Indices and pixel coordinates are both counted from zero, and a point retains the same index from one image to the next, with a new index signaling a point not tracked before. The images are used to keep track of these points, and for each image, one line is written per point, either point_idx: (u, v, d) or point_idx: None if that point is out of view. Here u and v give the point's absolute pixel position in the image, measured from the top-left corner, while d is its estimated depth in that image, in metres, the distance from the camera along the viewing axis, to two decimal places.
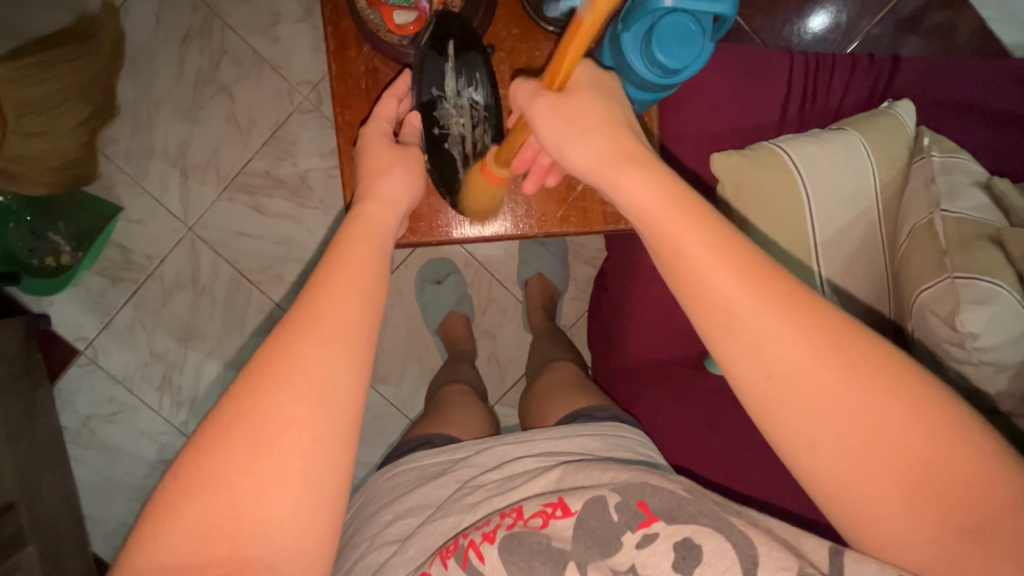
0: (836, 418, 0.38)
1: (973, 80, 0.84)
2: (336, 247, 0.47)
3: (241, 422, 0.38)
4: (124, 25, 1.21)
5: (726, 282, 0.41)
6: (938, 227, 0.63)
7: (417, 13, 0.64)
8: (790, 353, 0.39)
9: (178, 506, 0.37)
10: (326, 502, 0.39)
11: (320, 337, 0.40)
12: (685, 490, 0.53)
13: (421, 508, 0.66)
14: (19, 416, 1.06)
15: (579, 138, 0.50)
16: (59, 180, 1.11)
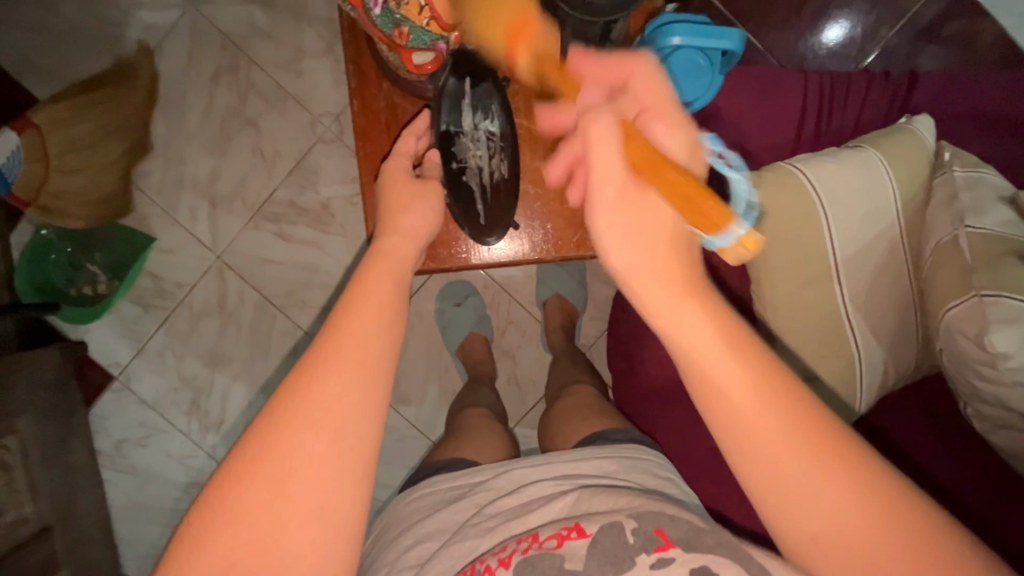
0: (821, 512, 0.38)
1: (995, 92, 0.83)
2: (356, 281, 0.48)
3: (262, 456, 0.39)
4: (158, 66, 1.27)
5: (705, 341, 0.42)
6: (963, 245, 0.62)
7: (434, 53, 0.61)
8: (776, 438, 0.39)
9: (202, 541, 0.38)
10: (339, 542, 0.40)
11: (336, 373, 0.41)
12: (702, 520, 0.54)
13: (439, 532, 0.65)
14: (57, 441, 1.10)
15: (614, 236, 0.49)
16: (98, 214, 1.21)
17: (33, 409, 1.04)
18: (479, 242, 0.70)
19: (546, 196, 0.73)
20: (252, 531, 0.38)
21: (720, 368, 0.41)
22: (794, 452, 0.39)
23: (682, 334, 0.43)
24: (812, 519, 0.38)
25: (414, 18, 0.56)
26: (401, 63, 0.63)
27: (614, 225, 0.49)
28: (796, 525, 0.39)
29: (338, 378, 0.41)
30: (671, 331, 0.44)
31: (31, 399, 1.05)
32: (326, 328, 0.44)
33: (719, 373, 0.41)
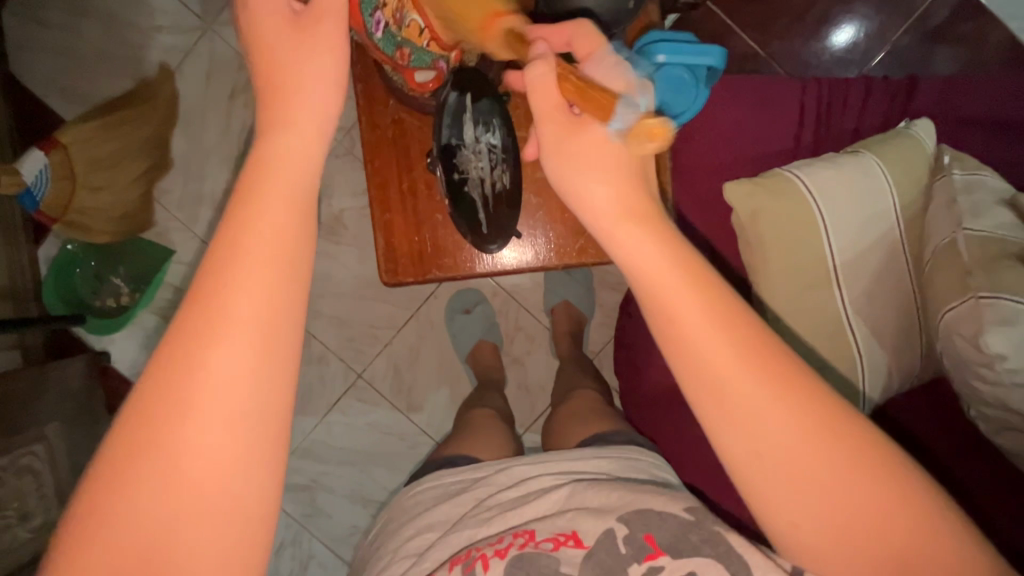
0: (771, 442, 0.40)
1: (996, 95, 0.83)
2: (228, 221, 0.40)
3: (145, 447, 0.36)
4: (179, 85, 1.32)
5: (678, 294, 0.43)
6: (961, 247, 0.62)
7: (435, 72, 0.64)
8: (735, 378, 0.41)
9: (97, 514, 0.36)
10: (251, 497, 0.39)
11: (226, 344, 0.38)
12: (687, 511, 0.57)
13: (440, 523, 0.68)
14: (83, 448, 1.15)
15: (586, 181, 0.50)
16: (120, 228, 1.27)
17: (61, 417, 1.08)
18: (483, 250, 0.72)
19: (548, 204, 0.75)
20: (144, 524, 0.36)
21: (687, 310, 0.42)
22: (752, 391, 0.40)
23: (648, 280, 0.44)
24: (763, 449, 0.40)
25: (414, 40, 0.58)
26: (403, 82, 0.66)
27: (591, 173, 0.50)
28: (748, 458, 0.41)
29: (227, 354, 0.37)
30: (640, 275, 0.44)
31: (58, 408, 1.09)
32: (201, 279, 0.39)
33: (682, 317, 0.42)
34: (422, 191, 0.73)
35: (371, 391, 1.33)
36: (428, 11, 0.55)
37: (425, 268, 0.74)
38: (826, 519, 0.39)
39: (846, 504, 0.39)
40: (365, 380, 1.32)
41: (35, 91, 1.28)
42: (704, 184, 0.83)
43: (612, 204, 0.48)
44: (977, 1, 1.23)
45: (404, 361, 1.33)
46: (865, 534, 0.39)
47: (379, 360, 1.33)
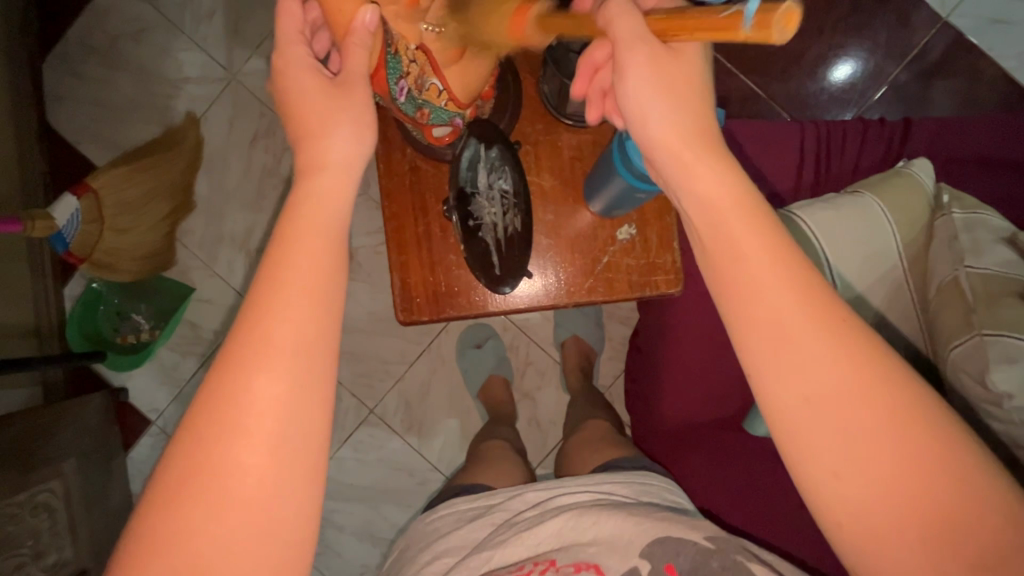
0: (820, 384, 0.42)
1: (993, 134, 0.86)
2: (268, 260, 0.43)
3: (195, 474, 0.39)
4: (204, 131, 1.38)
5: (746, 239, 0.46)
6: (964, 284, 0.64)
7: (451, 127, 0.66)
8: (795, 307, 0.43)
9: (149, 533, 0.38)
10: (289, 521, 0.40)
11: (267, 369, 0.40)
12: (707, 540, 0.59)
13: (457, 548, 0.69)
14: (97, 484, 1.16)
15: (650, 104, 0.52)
16: (145, 267, 1.32)
17: (76, 453, 1.09)
18: (496, 291, 0.73)
19: (557, 245, 0.78)
20: (196, 551, 0.38)
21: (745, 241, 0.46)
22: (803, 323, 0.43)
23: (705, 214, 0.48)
24: (806, 385, 0.42)
25: (434, 101, 0.59)
26: (421, 135, 0.70)
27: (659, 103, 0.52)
28: (787, 392, 0.43)
29: (271, 379, 0.40)
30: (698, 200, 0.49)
31: (74, 444, 1.11)
32: (247, 310, 0.42)
33: (735, 249, 0.46)
34: (437, 234, 0.76)
35: (382, 426, 1.33)
36: (447, 74, 0.56)
37: (441, 306, 0.76)
38: (863, 470, 0.40)
39: (893, 468, 0.40)
40: (376, 416, 1.33)
41: (68, 138, 1.35)
42: None
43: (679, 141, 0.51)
44: (970, 42, 1.27)
45: (415, 396, 1.34)
46: (901, 492, 0.39)
47: (392, 395, 1.34)
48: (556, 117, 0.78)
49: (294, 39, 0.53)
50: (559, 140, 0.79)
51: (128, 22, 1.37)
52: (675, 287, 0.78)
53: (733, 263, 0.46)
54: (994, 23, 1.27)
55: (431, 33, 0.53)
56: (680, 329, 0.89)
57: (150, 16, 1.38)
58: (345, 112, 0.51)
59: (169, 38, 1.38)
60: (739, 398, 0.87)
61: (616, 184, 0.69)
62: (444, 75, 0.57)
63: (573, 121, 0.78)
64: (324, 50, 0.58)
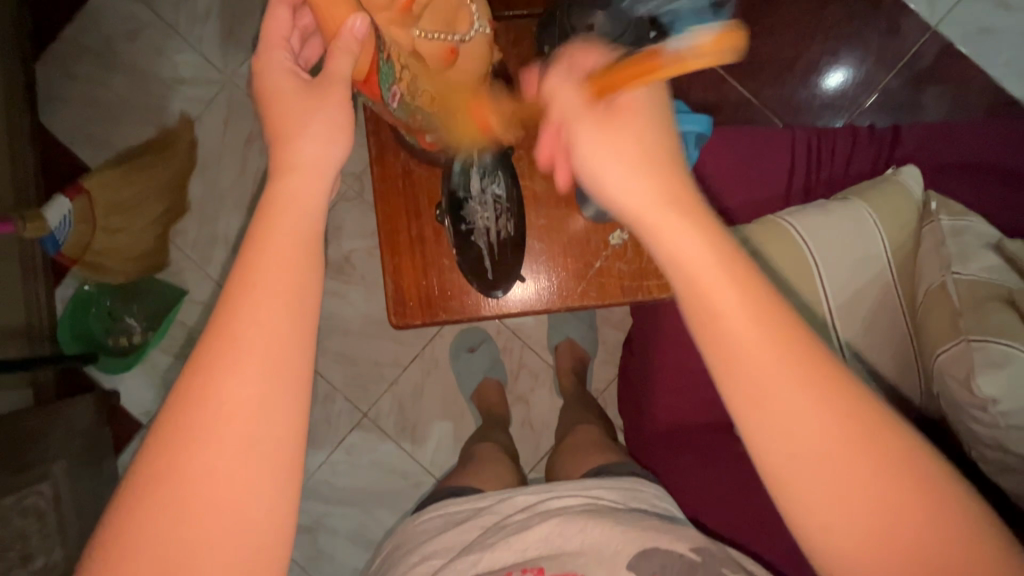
0: (809, 442, 0.39)
1: (980, 142, 0.87)
2: (242, 262, 0.43)
3: (168, 476, 0.39)
4: (198, 133, 1.38)
5: (721, 292, 0.42)
6: (951, 290, 0.65)
7: (444, 133, 0.67)
8: (772, 359, 0.40)
9: (118, 533, 0.38)
10: (261, 525, 0.40)
11: (238, 372, 0.40)
12: (694, 552, 0.60)
13: (445, 550, 0.69)
14: (88, 488, 1.15)
15: (606, 169, 0.50)
16: (137, 269, 1.32)
17: (65, 456, 1.08)
18: (488, 295, 0.75)
19: (549, 250, 0.78)
20: (169, 552, 0.38)
21: (719, 292, 0.42)
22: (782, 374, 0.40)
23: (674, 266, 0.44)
24: (795, 439, 0.39)
25: (426, 108, 0.61)
26: (415, 140, 0.70)
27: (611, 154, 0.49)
28: (776, 450, 0.40)
29: (241, 381, 0.40)
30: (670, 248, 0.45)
31: (65, 446, 1.10)
32: (219, 313, 0.42)
33: (709, 300, 0.42)
34: (430, 237, 0.76)
35: (375, 429, 1.33)
36: (438, 83, 0.59)
37: (434, 311, 0.76)
38: (864, 520, 0.38)
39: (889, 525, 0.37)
40: (370, 419, 1.33)
41: (61, 139, 1.35)
42: None
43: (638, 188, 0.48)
44: (960, 50, 1.29)
45: (408, 399, 1.34)
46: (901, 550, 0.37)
47: (385, 398, 1.34)
48: None
49: (278, 42, 0.52)
50: None
51: (123, 23, 1.37)
52: (667, 291, 0.79)
53: (710, 317, 0.42)
54: (982, 32, 1.29)
55: (424, 38, 0.54)
56: (675, 334, 0.89)
57: (146, 17, 1.37)
58: (319, 110, 0.50)
59: (164, 39, 1.37)
60: None
61: None
62: (434, 81, 0.58)
63: None
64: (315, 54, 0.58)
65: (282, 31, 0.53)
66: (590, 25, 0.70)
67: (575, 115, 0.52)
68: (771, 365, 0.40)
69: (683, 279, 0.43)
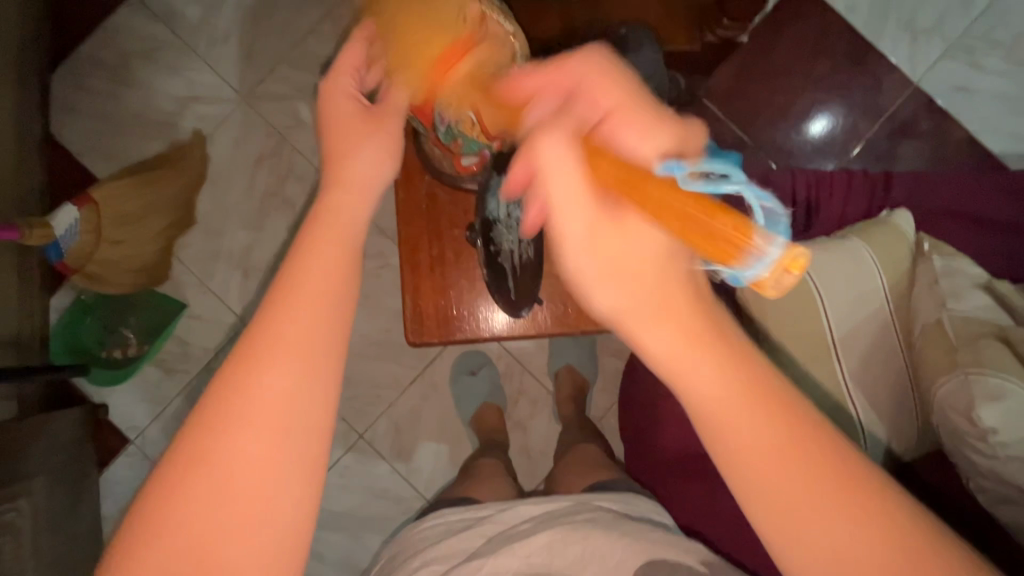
0: (821, 539, 0.37)
1: (965, 190, 0.93)
2: (290, 261, 0.45)
3: (200, 460, 0.39)
4: (210, 150, 1.39)
5: (714, 388, 0.40)
6: (946, 327, 0.69)
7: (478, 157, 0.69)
8: (780, 451, 0.38)
9: (154, 513, 0.38)
10: (286, 515, 0.40)
11: (274, 362, 0.41)
12: (701, 564, 0.61)
13: (446, 557, 0.69)
14: (67, 505, 1.12)
15: (589, 284, 0.44)
16: (137, 282, 1.31)
17: (46, 471, 1.05)
18: (513, 314, 0.77)
19: None
20: (192, 538, 0.38)
21: (719, 388, 0.40)
22: (790, 464, 0.38)
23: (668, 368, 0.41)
24: (772, 489, 0.38)
25: (467, 133, 0.62)
26: (449, 163, 0.72)
27: (589, 260, 0.44)
28: (792, 549, 0.38)
29: (276, 371, 0.41)
30: (662, 356, 0.42)
31: (46, 461, 1.07)
32: (265, 304, 0.43)
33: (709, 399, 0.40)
34: (450, 258, 0.79)
35: (370, 451, 1.32)
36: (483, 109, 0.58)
37: (451, 330, 0.78)
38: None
39: None
40: (365, 441, 1.31)
41: (71, 149, 1.35)
42: None
43: (636, 305, 0.42)
44: (939, 105, 1.38)
45: (405, 421, 1.33)
46: None
47: (382, 420, 1.32)
48: None
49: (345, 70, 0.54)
50: None
51: (143, 41, 1.40)
52: None
53: (709, 418, 0.40)
54: (961, 90, 1.38)
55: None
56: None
57: (165, 36, 1.40)
58: (369, 135, 0.52)
59: (181, 57, 1.40)
60: None
61: None
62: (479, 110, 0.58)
63: None
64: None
65: (354, 61, 0.55)
66: None
67: (571, 215, 0.43)
68: (778, 457, 0.38)
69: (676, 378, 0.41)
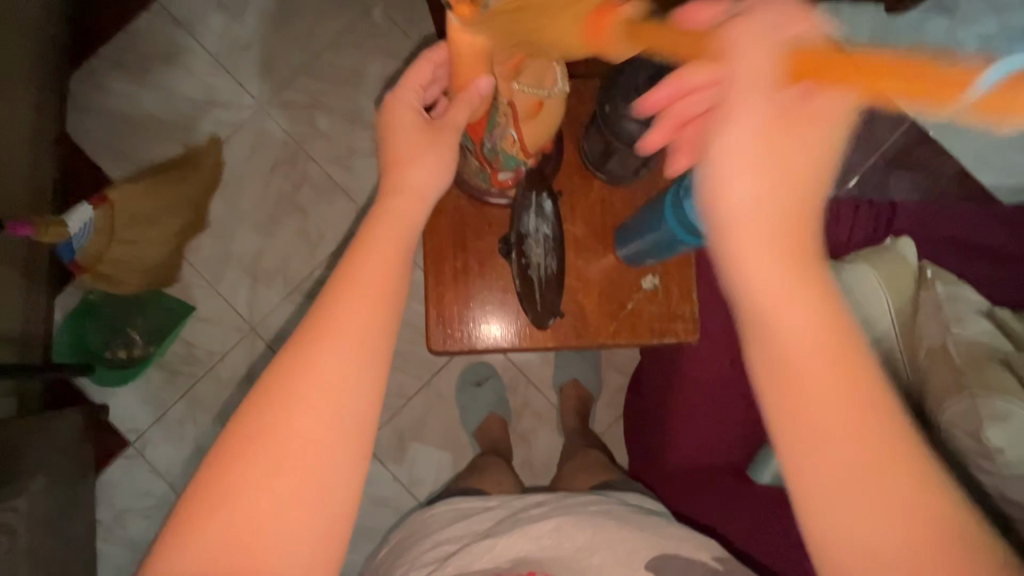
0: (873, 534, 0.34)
1: (963, 220, 0.97)
2: (347, 260, 0.47)
3: (260, 435, 0.41)
4: (225, 155, 1.40)
5: (806, 349, 0.36)
6: (952, 350, 0.72)
7: (514, 172, 0.71)
8: (853, 456, 0.35)
9: (215, 486, 0.41)
10: (333, 493, 0.42)
11: (332, 348, 0.43)
12: (715, 561, 0.70)
13: (457, 537, 0.77)
14: (64, 507, 1.10)
15: (715, 169, 0.37)
16: (147, 282, 1.31)
17: (48, 470, 1.04)
18: (539, 325, 0.79)
19: (585, 288, 0.82)
20: (249, 506, 0.40)
21: (811, 371, 0.36)
22: (857, 476, 0.34)
23: (760, 325, 0.37)
24: (840, 472, 0.35)
25: (508, 150, 0.64)
26: (484, 179, 0.74)
27: (732, 138, 0.37)
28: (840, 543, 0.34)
29: (334, 356, 0.43)
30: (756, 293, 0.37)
31: (46, 461, 1.05)
32: (324, 296, 0.45)
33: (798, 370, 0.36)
34: (474, 269, 0.81)
35: (373, 460, 1.32)
36: (525, 127, 0.62)
37: (472, 340, 0.80)
38: None
39: None
40: None
41: (85, 149, 1.36)
42: None
43: (754, 211, 0.37)
44: None
45: (409, 430, 1.33)
46: None
47: (385, 429, 1.33)
48: (592, 170, 0.82)
49: (412, 88, 0.57)
50: (597, 192, 0.83)
51: (164, 45, 1.42)
52: (693, 335, 0.82)
53: (797, 380, 0.36)
54: None
55: (521, 92, 0.59)
56: (687, 369, 0.92)
57: (186, 42, 1.42)
58: (419, 142, 0.54)
59: (200, 64, 1.42)
60: (741, 448, 0.90)
61: (661, 233, 0.70)
62: (522, 127, 0.63)
63: (607, 175, 0.81)
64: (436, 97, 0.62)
65: (420, 79, 0.58)
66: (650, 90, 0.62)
67: (747, 93, 0.36)
68: (846, 463, 0.35)
69: (769, 334, 0.37)
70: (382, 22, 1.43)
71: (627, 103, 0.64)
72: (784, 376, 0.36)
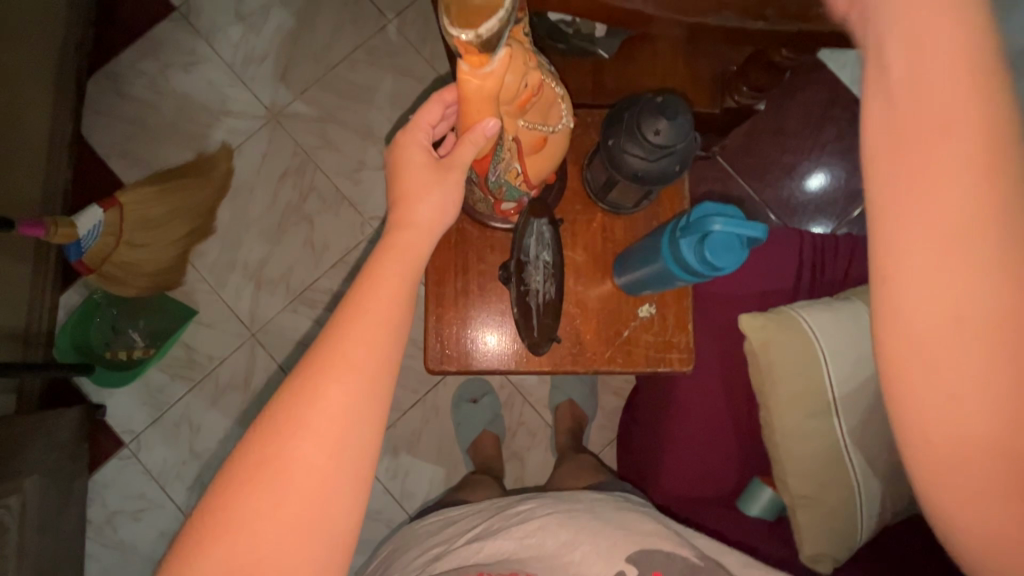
0: (964, 330, 0.32)
1: None
2: (355, 291, 0.48)
3: (265, 465, 0.42)
4: (235, 163, 1.42)
5: (945, 117, 0.32)
6: None
7: (517, 203, 0.72)
8: (964, 276, 0.32)
9: (221, 517, 0.42)
10: (336, 522, 0.43)
11: (339, 381, 0.44)
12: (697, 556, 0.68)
13: (444, 540, 0.80)
14: (55, 507, 1.10)
15: None
16: (151, 285, 1.33)
17: (42, 470, 1.04)
18: (535, 350, 0.78)
19: (584, 315, 0.83)
20: (253, 536, 0.41)
21: (941, 149, 0.32)
22: (967, 265, 0.32)
23: (892, 112, 0.34)
24: (946, 258, 0.32)
25: (512, 181, 0.66)
26: (487, 206, 0.75)
27: None
28: (921, 329, 0.33)
29: (340, 388, 0.44)
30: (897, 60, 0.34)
31: (42, 460, 1.06)
32: (331, 328, 0.47)
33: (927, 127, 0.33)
34: (474, 290, 0.82)
35: None
36: (529, 161, 0.63)
37: (468, 361, 0.81)
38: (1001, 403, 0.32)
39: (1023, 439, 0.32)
40: None
41: (98, 151, 1.39)
42: (719, 313, 0.95)
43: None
44: None
45: (404, 443, 1.33)
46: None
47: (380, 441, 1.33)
48: (595, 200, 0.83)
49: (423, 126, 0.59)
50: (599, 221, 0.84)
51: (182, 53, 1.45)
52: (687, 365, 0.83)
53: (922, 151, 0.33)
54: None
55: (526, 128, 0.60)
56: (682, 398, 0.93)
57: (204, 51, 1.45)
58: (426, 174, 0.56)
59: (216, 72, 1.45)
60: (733, 476, 0.92)
61: (659, 266, 0.71)
62: (525, 161, 0.64)
63: (609, 206, 0.83)
64: (443, 132, 0.64)
65: (430, 119, 0.59)
66: (655, 131, 0.63)
67: None
68: (953, 282, 0.32)
69: (901, 102, 0.34)
70: (396, 40, 1.47)
71: (632, 141, 0.65)
72: (908, 163, 0.33)
